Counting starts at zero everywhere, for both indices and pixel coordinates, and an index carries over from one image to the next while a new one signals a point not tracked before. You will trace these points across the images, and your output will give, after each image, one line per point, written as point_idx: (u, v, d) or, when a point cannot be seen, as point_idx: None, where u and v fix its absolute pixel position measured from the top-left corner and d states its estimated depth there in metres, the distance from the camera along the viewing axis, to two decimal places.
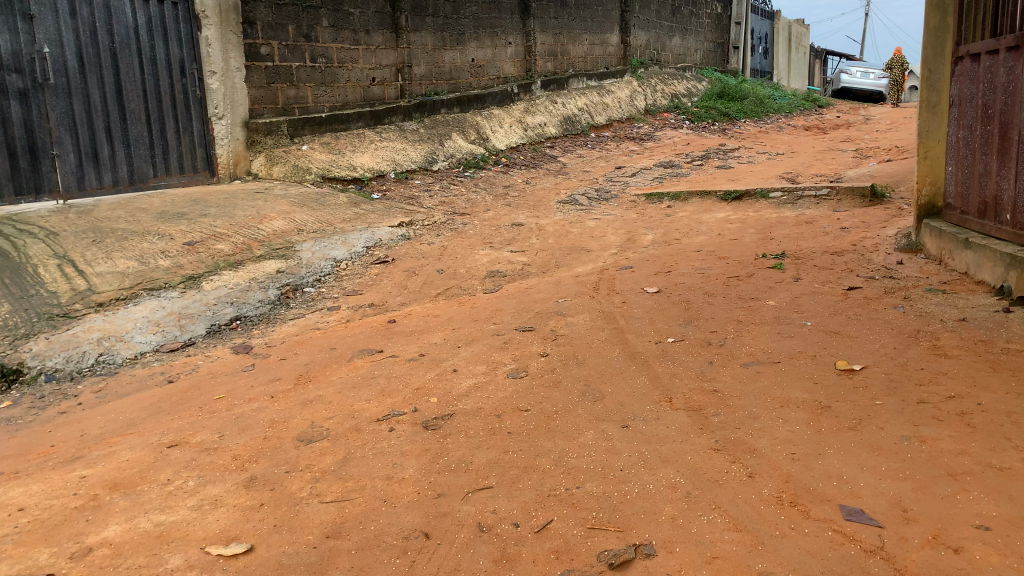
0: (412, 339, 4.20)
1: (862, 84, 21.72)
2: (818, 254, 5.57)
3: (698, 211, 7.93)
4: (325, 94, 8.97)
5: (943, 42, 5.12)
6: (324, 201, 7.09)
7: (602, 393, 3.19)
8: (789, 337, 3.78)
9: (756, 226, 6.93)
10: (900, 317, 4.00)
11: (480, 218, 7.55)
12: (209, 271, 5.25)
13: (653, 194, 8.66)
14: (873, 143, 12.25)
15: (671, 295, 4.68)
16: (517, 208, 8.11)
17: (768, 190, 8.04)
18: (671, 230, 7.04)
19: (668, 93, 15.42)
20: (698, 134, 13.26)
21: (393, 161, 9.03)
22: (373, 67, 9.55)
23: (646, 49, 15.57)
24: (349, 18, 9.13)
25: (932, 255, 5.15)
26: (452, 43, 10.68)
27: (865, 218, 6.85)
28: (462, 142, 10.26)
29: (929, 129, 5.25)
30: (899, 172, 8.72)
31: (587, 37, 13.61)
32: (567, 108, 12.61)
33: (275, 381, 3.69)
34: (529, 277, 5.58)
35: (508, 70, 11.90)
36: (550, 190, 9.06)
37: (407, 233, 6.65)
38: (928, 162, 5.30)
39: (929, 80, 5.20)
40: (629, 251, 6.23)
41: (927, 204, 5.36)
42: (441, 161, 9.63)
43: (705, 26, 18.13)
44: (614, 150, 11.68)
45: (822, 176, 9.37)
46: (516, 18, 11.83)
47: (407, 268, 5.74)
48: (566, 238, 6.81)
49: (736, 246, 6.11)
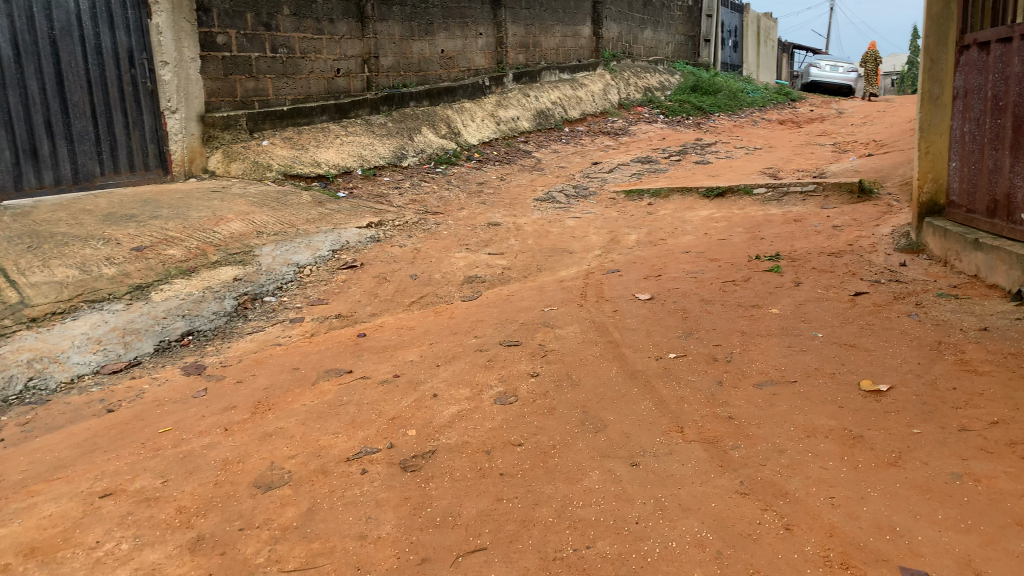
0: (385, 357, 3.79)
1: (831, 78, 21.65)
2: (814, 255, 5.26)
3: (680, 208, 7.61)
4: (286, 87, 8.47)
5: (947, 30, 4.82)
6: (286, 200, 6.62)
7: (603, 422, 2.82)
8: (802, 351, 3.45)
9: (743, 224, 6.62)
10: (917, 327, 3.69)
11: (454, 218, 7.15)
12: (159, 279, 4.78)
13: (633, 191, 8.32)
14: (850, 137, 12.06)
15: (665, 303, 4.33)
16: (493, 206, 7.72)
17: (752, 186, 7.73)
18: (655, 229, 6.70)
19: (641, 86, 15.11)
20: (674, 128, 12.97)
21: (360, 157, 8.55)
22: (337, 57, 9.07)
23: (618, 41, 15.25)
24: (312, 6, 8.64)
25: (936, 256, 4.87)
26: (420, 33, 10.24)
27: (856, 215, 6.58)
28: (433, 137, 9.81)
29: (930, 123, 4.96)
30: (884, 167, 8.50)
31: (559, 29, 13.25)
32: (540, 101, 12.22)
33: (230, 410, 3.25)
34: (509, 282, 5.19)
35: (479, 62, 11.50)
36: (526, 187, 8.68)
37: (377, 235, 6.21)
38: (930, 157, 5.00)
39: (931, 71, 4.91)
40: (614, 253, 5.87)
41: (929, 201, 5.07)
42: (411, 156, 9.18)
43: (676, 18, 17.87)
44: (589, 145, 11.33)
45: (804, 171, 9.11)
46: (486, 8, 11.42)
47: (377, 274, 5.32)
48: (545, 239, 6.44)
49: (726, 247, 5.79)
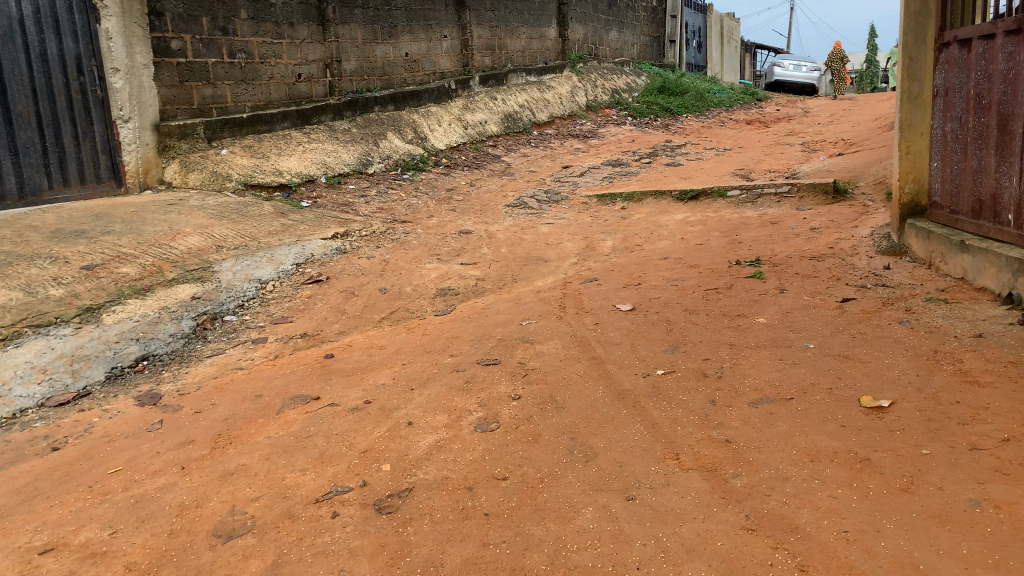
0: (355, 380, 3.56)
1: (795, 77, 21.78)
2: (795, 259, 5.14)
3: (654, 212, 7.47)
4: (245, 93, 8.18)
5: (925, 27, 4.73)
6: (247, 212, 6.34)
7: (594, 450, 2.63)
8: (794, 365, 3.29)
9: (720, 228, 6.50)
10: (911, 336, 3.55)
11: (423, 226, 6.92)
12: (111, 300, 4.48)
13: (606, 195, 8.16)
14: (818, 137, 12.06)
15: (648, 314, 4.15)
16: (463, 213, 7.51)
17: (726, 188, 7.61)
18: (630, 234, 6.54)
19: (609, 88, 15.00)
20: (642, 130, 12.87)
21: (324, 164, 8.22)
22: (298, 62, 8.80)
23: (583, 43, 15.13)
24: (270, 9, 8.36)
25: (920, 258, 4.76)
26: (383, 36, 9.99)
27: (833, 216, 6.48)
28: (399, 142, 9.56)
29: (910, 123, 4.85)
30: (856, 166, 8.44)
31: (524, 31, 13.08)
32: (508, 104, 12.03)
33: (187, 445, 3.00)
34: (484, 293, 4.98)
35: (444, 65, 11.28)
36: (496, 193, 8.48)
37: (343, 246, 5.96)
38: (911, 158, 4.91)
39: (910, 69, 4.81)
40: (590, 261, 5.70)
41: (910, 202, 4.97)
42: (377, 162, 8.91)
43: (641, 19, 17.81)
44: (558, 149, 11.17)
45: (776, 172, 9.03)
46: (450, 11, 11.21)
47: (345, 288, 5.07)
48: (519, 247, 6.24)
49: (704, 252, 5.64)
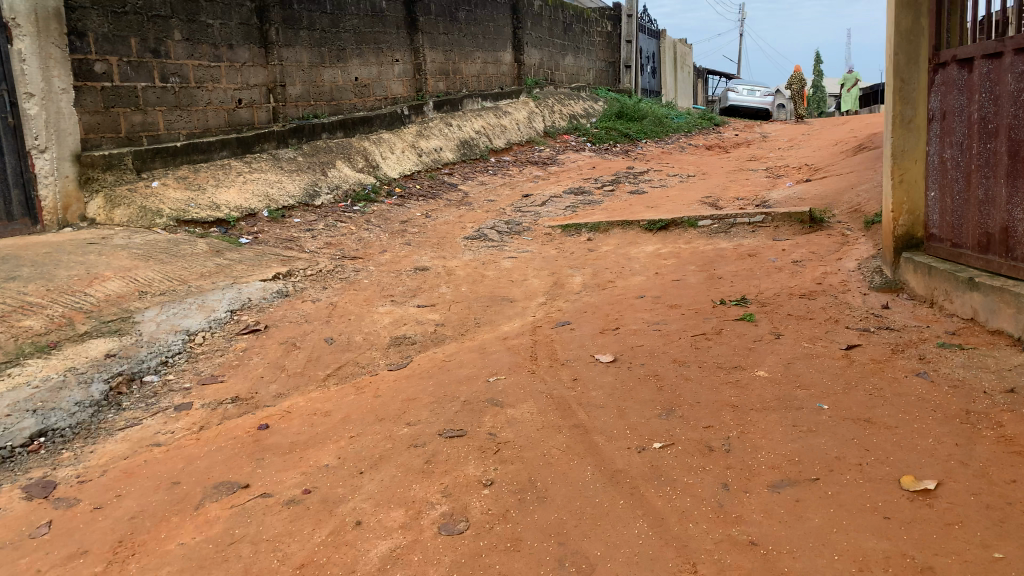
0: (293, 460, 2.98)
1: (749, 101, 21.90)
2: (784, 297, 4.72)
3: (623, 244, 7.03)
4: (180, 120, 7.56)
5: (919, 47, 4.40)
6: (178, 251, 5.71)
7: (590, 563, 2.11)
8: (812, 433, 2.82)
9: (695, 261, 6.07)
10: (935, 392, 3.11)
11: (375, 263, 6.36)
12: (6, 361, 3.81)
13: (570, 225, 7.70)
14: (780, 162, 11.85)
15: (632, 366, 3.66)
16: (419, 247, 6.97)
17: (697, 218, 7.22)
18: (600, 269, 6.08)
19: (566, 113, 14.64)
20: (602, 157, 12.53)
21: (267, 197, 7.60)
22: (239, 87, 8.22)
23: (540, 68, 14.80)
24: (207, 30, 7.78)
25: (920, 295, 4.39)
26: (331, 59, 9.47)
27: (814, 248, 6.12)
28: (349, 171, 8.97)
29: (904, 149, 4.51)
30: (827, 193, 8.14)
31: (479, 55, 12.67)
32: (464, 131, 11.55)
33: (77, 560, 2.39)
34: (445, 341, 4.44)
35: (397, 89, 10.79)
36: (454, 224, 7.96)
37: (285, 288, 5.36)
38: (904, 187, 4.55)
39: (901, 92, 4.47)
40: (560, 301, 5.20)
41: (905, 235, 4.61)
42: (325, 194, 8.30)
43: (596, 44, 17.60)
44: (517, 177, 10.72)
45: (744, 199, 8.70)
46: (402, 34, 10.75)
47: (285, 339, 4.49)
48: (481, 285, 5.72)
49: (683, 289, 5.19)
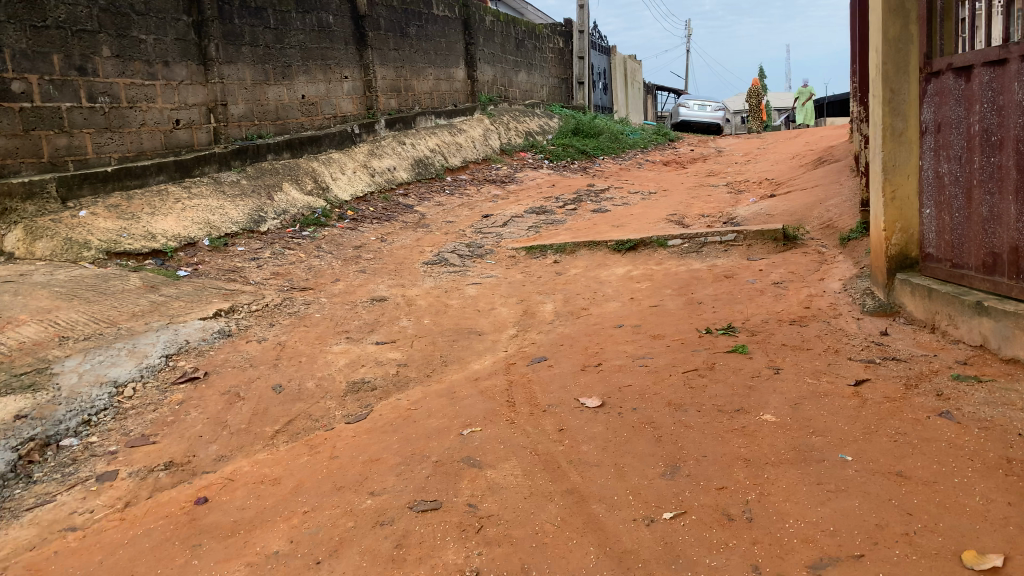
0: (236, 547, 2.51)
1: (700, 117, 21.84)
2: (774, 324, 4.40)
3: (592, 267, 6.66)
4: (110, 142, 6.99)
5: (908, 55, 4.14)
6: (107, 288, 5.15)
7: None
8: (841, 492, 2.46)
9: (670, 284, 5.74)
10: (966, 436, 2.78)
11: (328, 294, 5.88)
12: None
13: (534, 246, 7.31)
14: (740, 177, 11.69)
15: (622, 412, 3.27)
16: (375, 275, 6.50)
17: (667, 237, 6.88)
18: (570, 295, 5.70)
19: (522, 130, 14.29)
20: (561, 174, 12.20)
21: (208, 223, 7.04)
22: (176, 106, 7.67)
23: (493, 85, 14.48)
24: (140, 46, 7.25)
25: (919, 320, 4.09)
26: (276, 77, 9.02)
27: (793, 268, 5.83)
28: (297, 194, 8.44)
29: (895, 164, 4.24)
30: (796, 208, 7.91)
31: (431, 72, 12.28)
32: (418, 149, 11.09)
33: None
34: (408, 385, 3.99)
35: (346, 107, 10.33)
36: (411, 248, 7.51)
37: (226, 327, 4.86)
38: (896, 204, 4.27)
39: (890, 103, 4.20)
40: (532, 333, 4.80)
41: (899, 255, 4.32)
42: (271, 219, 7.73)
43: (548, 60, 17.36)
44: (475, 197, 10.31)
45: (711, 217, 8.44)
46: (351, 50, 10.32)
47: (227, 388, 3.99)
48: (444, 316, 5.28)
49: (663, 316, 4.83)
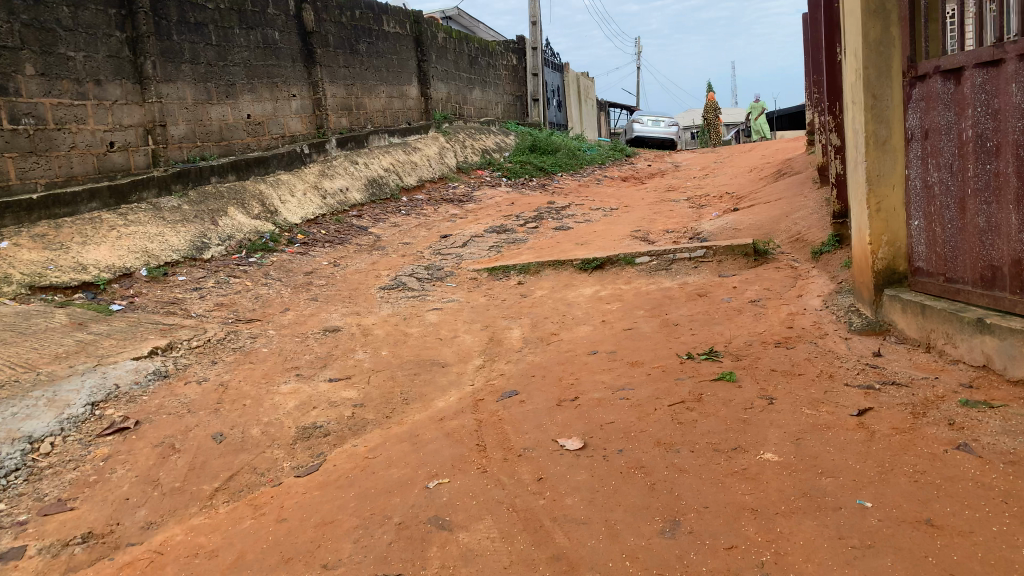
0: None
1: (654, 133, 21.87)
2: (758, 346, 4.11)
3: (558, 288, 6.34)
4: (36, 167, 6.48)
5: (890, 59, 3.92)
6: (27, 327, 4.64)
7: None
8: (869, 548, 2.14)
9: (642, 305, 5.44)
10: (993, 473, 2.49)
11: (276, 326, 5.44)
12: None
13: (496, 267, 6.97)
14: (701, 192, 11.54)
15: (607, 455, 2.93)
16: (327, 303, 6.08)
17: (635, 254, 6.59)
18: (538, 319, 5.36)
19: (478, 148, 13.98)
20: (520, 192, 11.92)
21: (146, 252, 6.54)
22: (110, 127, 7.17)
23: (447, 102, 14.17)
24: (68, 63, 6.77)
25: (912, 338, 3.85)
26: (219, 96, 8.59)
27: (768, 284, 5.59)
28: (243, 218, 7.97)
29: (880, 173, 4.00)
30: (763, 222, 7.72)
31: (383, 89, 11.92)
32: (371, 169, 10.68)
33: None
34: (366, 429, 3.60)
35: (295, 126, 9.90)
36: (366, 273, 7.10)
37: (162, 368, 4.38)
38: (882, 216, 4.04)
39: (873, 109, 3.97)
40: (500, 363, 4.44)
41: (886, 269, 4.08)
42: (215, 245, 7.25)
43: (502, 77, 17.14)
44: (432, 217, 9.94)
45: (676, 232, 8.20)
46: (298, 67, 9.92)
47: (161, 439, 3.54)
48: (404, 347, 4.89)
49: (638, 340, 4.51)
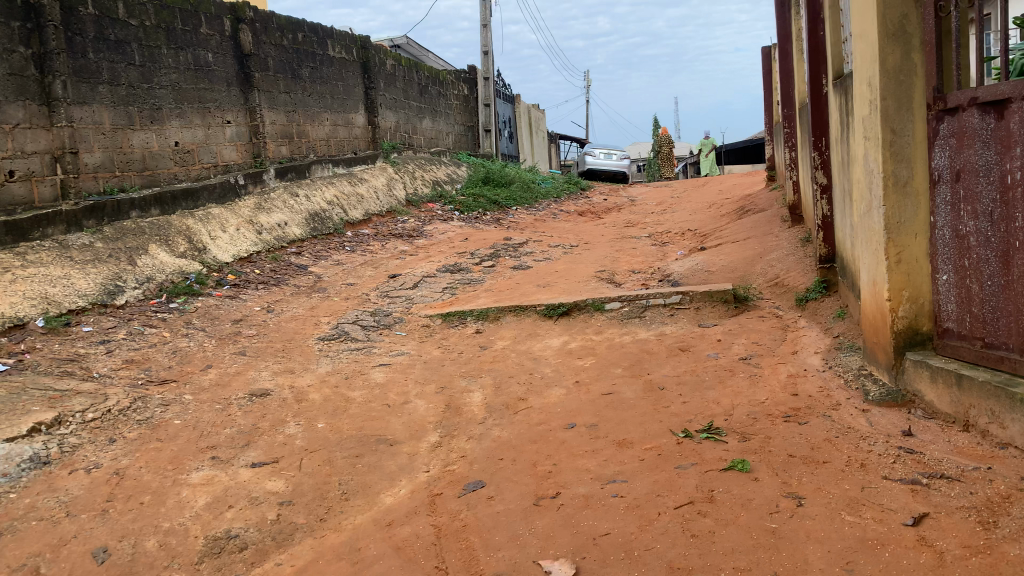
0: None
1: (607, 165, 21.55)
2: (765, 421, 3.52)
3: (521, 338, 5.67)
4: None
5: (911, 89, 3.41)
6: None
7: None
8: None
9: (619, 361, 4.81)
10: None
11: (194, 391, 4.64)
12: None
13: (451, 314, 6.27)
14: (662, 228, 11.07)
15: None
16: (256, 358, 5.30)
17: (604, 300, 5.97)
18: (501, 379, 4.68)
19: (429, 179, 13.30)
20: (473, 227, 11.27)
21: (45, 297, 5.66)
22: (10, 155, 6.31)
23: (395, 131, 13.50)
24: None
25: (945, 413, 3.29)
26: (142, 121, 7.79)
27: (756, 337, 5.02)
28: (166, 256, 7.12)
29: (899, 220, 3.47)
30: (736, 262, 7.21)
31: (327, 117, 11.22)
32: (313, 201, 9.90)
33: None
34: (294, 541, 2.86)
35: (228, 155, 9.10)
36: (304, 320, 6.32)
37: (42, 452, 3.54)
38: (902, 268, 3.50)
39: (892, 146, 3.45)
40: (460, 439, 3.74)
41: (907, 330, 3.53)
42: (130, 288, 6.39)
43: (453, 107, 16.59)
44: (379, 254, 9.21)
45: (644, 273, 7.64)
46: (234, 91, 9.16)
47: (22, 560, 2.74)
48: (345, 418, 4.15)
49: (622, 410, 3.86)
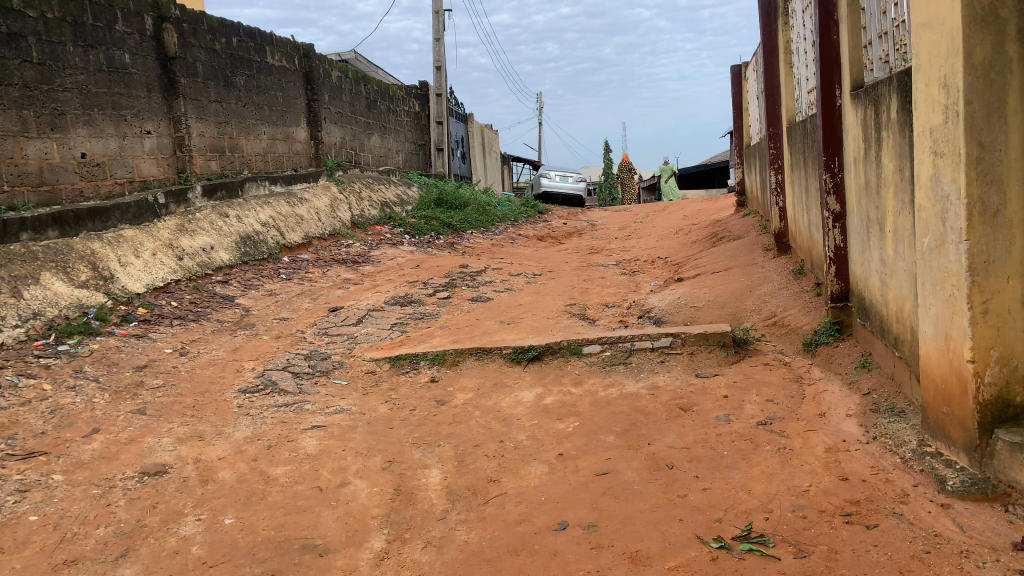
0: None
1: (562, 188, 20.85)
2: (819, 522, 2.67)
3: (485, 390, 4.75)
4: None
5: (1004, 91, 2.64)
6: None
7: None
8: None
9: (608, 424, 3.93)
10: None
11: (65, 468, 3.57)
12: None
13: (401, 358, 5.32)
14: (629, 255, 10.31)
15: None
16: (157, 418, 4.26)
17: (581, 342, 5.11)
18: (464, 449, 3.75)
19: (377, 199, 12.32)
20: (425, 252, 10.33)
21: None
22: None
23: (341, 148, 12.50)
24: None
25: None
26: (40, 128, 6.71)
27: (768, 393, 4.21)
28: (61, 286, 6.01)
29: (987, 259, 2.69)
30: (723, 295, 6.43)
31: (264, 129, 10.20)
32: (245, 223, 8.83)
33: None
34: None
35: (148, 170, 8.02)
36: (225, 366, 5.29)
37: None
38: (991, 320, 2.70)
39: (979, 163, 2.67)
40: (415, 547, 2.80)
41: (996, 401, 2.72)
42: (9, 326, 5.27)
43: (404, 124, 15.67)
44: (319, 283, 8.20)
45: (619, 308, 6.81)
46: (155, 97, 8.10)
47: None
48: (262, 510, 3.17)
49: (627, 502, 2.97)
